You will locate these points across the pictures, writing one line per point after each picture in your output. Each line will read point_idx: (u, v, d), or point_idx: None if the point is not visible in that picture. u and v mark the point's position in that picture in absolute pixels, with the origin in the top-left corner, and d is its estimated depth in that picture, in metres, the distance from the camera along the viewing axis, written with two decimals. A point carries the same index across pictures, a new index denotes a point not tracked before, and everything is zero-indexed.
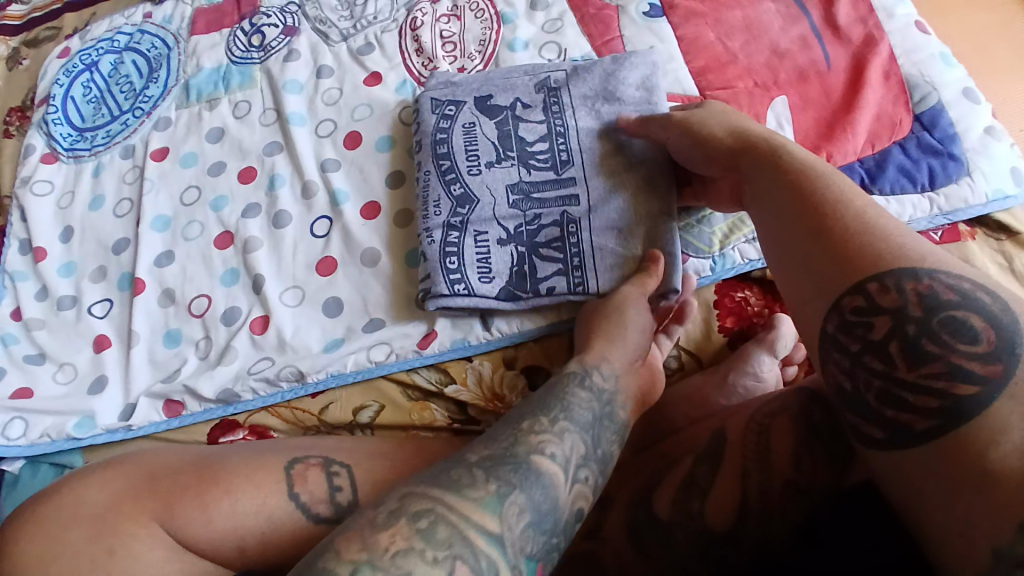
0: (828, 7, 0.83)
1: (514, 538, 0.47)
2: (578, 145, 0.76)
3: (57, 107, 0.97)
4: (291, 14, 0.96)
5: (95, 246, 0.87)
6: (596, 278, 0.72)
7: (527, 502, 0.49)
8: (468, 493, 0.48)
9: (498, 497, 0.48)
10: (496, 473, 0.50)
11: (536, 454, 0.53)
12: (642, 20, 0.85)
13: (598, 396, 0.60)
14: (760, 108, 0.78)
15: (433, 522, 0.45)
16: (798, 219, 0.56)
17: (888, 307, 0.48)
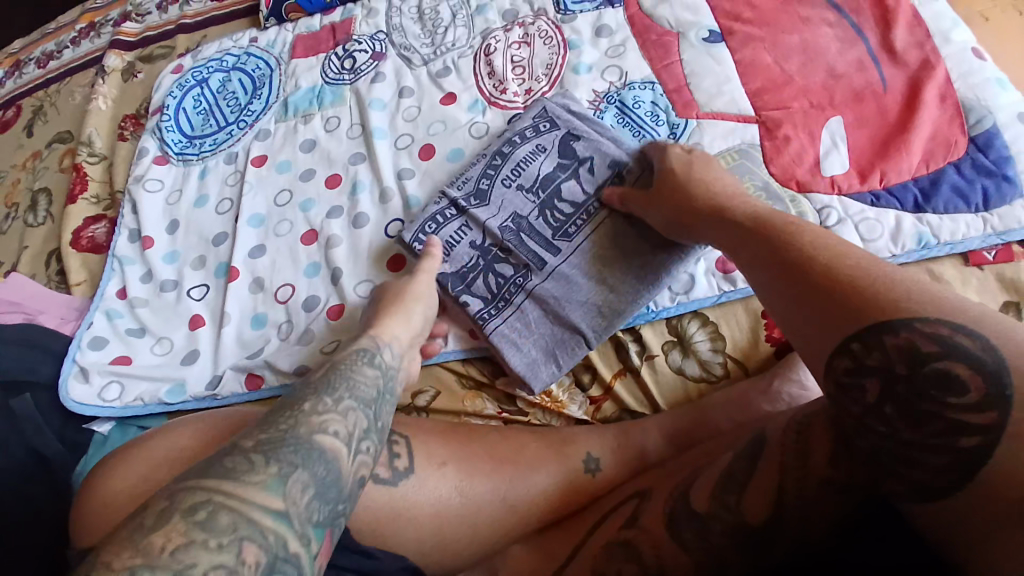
0: (886, 32, 0.85)
1: (300, 511, 0.47)
2: (584, 236, 0.81)
3: (170, 116, 1.10)
4: (379, 41, 1.07)
5: (197, 239, 0.99)
6: (498, 328, 0.78)
7: (311, 478, 0.49)
8: (246, 478, 0.46)
9: (280, 478, 0.47)
10: (277, 456, 0.48)
11: (318, 433, 0.51)
12: (701, 45, 0.90)
13: (382, 372, 0.62)
14: (814, 126, 0.81)
15: (213, 511, 0.43)
16: (790, 276, 0.58)
17: (876, 365, 0.49)
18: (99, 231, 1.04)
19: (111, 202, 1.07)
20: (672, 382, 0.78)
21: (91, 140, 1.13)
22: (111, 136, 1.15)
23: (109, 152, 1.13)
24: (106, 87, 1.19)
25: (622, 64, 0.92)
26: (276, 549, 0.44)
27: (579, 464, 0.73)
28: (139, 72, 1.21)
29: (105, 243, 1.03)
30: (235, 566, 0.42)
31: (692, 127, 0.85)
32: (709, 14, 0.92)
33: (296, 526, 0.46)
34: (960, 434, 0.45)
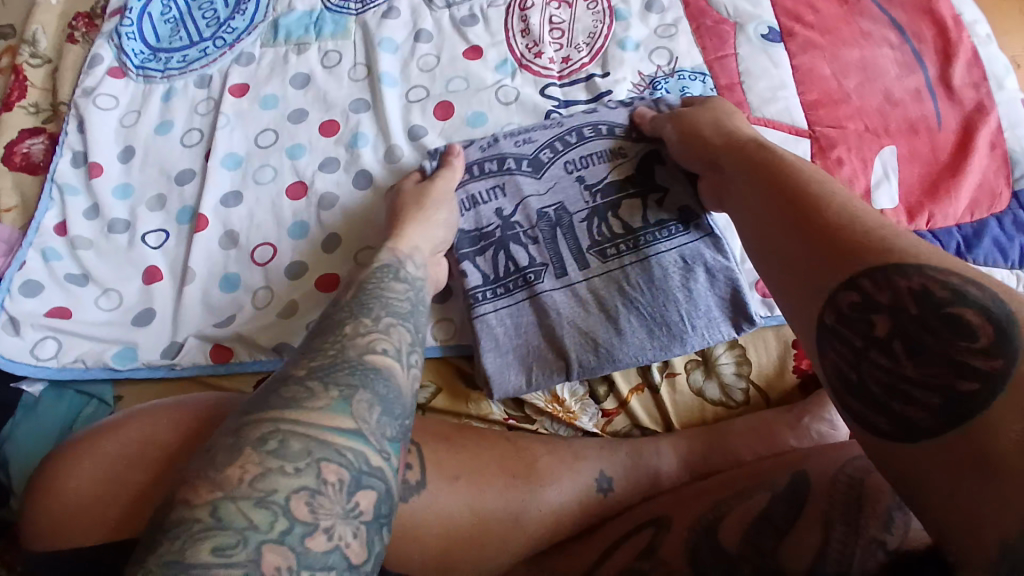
0: (945, 65, 0.82)
1: (373, 427, 0.46)
2: (622, 263, 0.71)
3: (133, 20, 0.92)
4: None
5: (156, 173, 0.84)
6: (487, 316, 0.70)
7: (373, 396, 0.48)
8: (310, 404, 0.45)
9: (343, 399, 0.46)
10: (335, 379, 0.47)
11: (367, 353, 0.51)
12: (759, 42, 0.83)
13: (410, 285, 0.61)
14: (867, 153, 0.77)
15: (283, 440, 0.44)
16: (793, 220, 0.54)
17: (883, 302, 0.44)
18: (38, 146, 0.88)
19: (53, 115, 0.90)
20: (689, 402, 0.74)
21: (35, 38, 0.95)
22: (60, 37, 0.96)
23: (55, 56, 0.95)
24: None
25: (671, 47, 0.84)
26: (358, 466, 0.44)
27: (591, 481, 0.69)
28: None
29: (41, 163, 0.86)
30: (318, 488, 0.42)
31: None
32: (769, 9, 0.85)
33: (373, 443, 0.46)
34: (961, 375, 0.40)
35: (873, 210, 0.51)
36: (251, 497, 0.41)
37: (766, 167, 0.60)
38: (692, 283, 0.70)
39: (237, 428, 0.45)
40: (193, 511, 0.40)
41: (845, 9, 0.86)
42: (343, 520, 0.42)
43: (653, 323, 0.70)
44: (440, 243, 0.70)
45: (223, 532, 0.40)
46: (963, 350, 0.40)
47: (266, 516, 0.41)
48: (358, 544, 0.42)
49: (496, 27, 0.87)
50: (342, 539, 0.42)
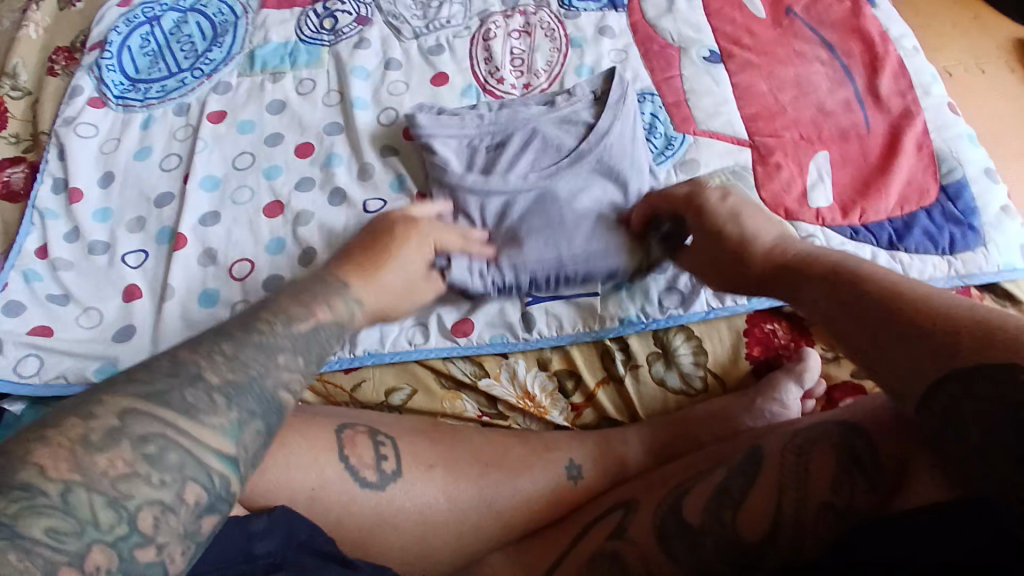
0: (872, 78, 0.91)
1: (249, 457, 0.45)
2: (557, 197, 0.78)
3: (113, 54, 0.97)
4: (364, 5, 0.99)
5: (136, 196, 0.87)
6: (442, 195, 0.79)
7: (261, 417, 0.46)
8: (204, 418, 0.44)
9: (237, 425, 0.45)
10: (240, 399, 0.45)
11: (279, 390, 0.48)
12: (701, 64, 0.92)
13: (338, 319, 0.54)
14: (803, 158, 0.84)
15: (162, 447, 0.42)
16: (902, 332, 0.48)
17: (967, 414, 0.42)
18: (19, 175, 0.91)
19: (33, 144, 0.94)
20: (653, 393, 0.78)
21: (16, 72, 0.99)
22: (40, 70, 1.00)
23: (36, 88, 0.99)
24: (38, 12, 1.05)
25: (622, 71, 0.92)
26: (218, 491, 0.43)
27: (561, 470, 0.72)
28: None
29: (22, 190, 0.89)
30: (172, 504, 0.41)
31: (688, 142, 0.86)
32: (709, 35, 0.94)
33: (239, 470, 0.45)
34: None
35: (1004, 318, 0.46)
36: (106, 494, 0.39)
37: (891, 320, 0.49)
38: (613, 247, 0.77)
39: (101, 403, 0.42)
40: (44, 482, 0.38)
41: (779, 32, 0.95)
42: (181, 539, 0.42)
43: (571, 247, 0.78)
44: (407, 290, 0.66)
45: (60, 515, 0.38)
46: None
47: (112, 517, 0.39)
48: (184, 560, 0.42)
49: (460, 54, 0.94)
50: (170, 554, 0.41)
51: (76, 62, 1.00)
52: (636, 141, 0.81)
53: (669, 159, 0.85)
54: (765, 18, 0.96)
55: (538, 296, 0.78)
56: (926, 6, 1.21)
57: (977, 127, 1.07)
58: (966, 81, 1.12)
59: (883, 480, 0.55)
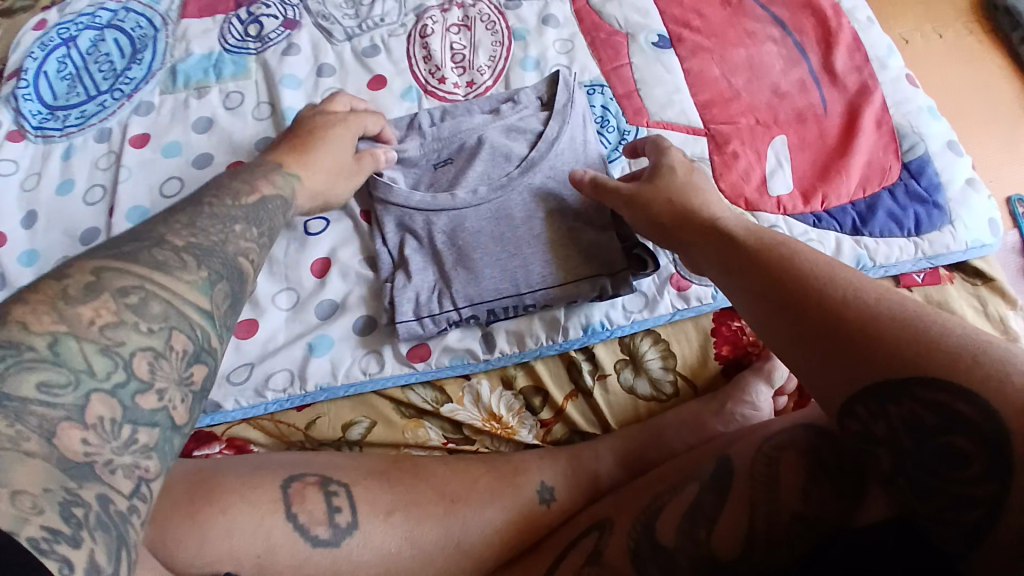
0: (826, 54, 0.88)
1: (223, 314, 0.49)
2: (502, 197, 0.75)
3: (29, 81, 0.90)
4: (291, 7, 0.93)
5: (63, 234, 0.81)
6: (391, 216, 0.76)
7: (232, 290, 0.51)
8: (177, 274, 0.48)
9: (208, 282, 0.49)
10: (207, 262, 0.50)
11: (242, 255, 0.53)
12: (651, 49, 0.88)
13: (236, 296, 0.51)
14: (760, 145, 0.81)
15: (144, 298, 0.45)
16: (818, 348, 0.50)
17: (881, 435, 0.46)
18: None
19: None
20: (623, 402, 0.75)
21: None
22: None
23: None
24: None
25: (569, 63, 0.87)
26: (201, 342, 0.47)
27: (533, 494, 0.69)
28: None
29: None
30: (163, 351, 0.44)
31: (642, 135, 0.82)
32: (656, 18, 0.90)
33: (218, 326, 0.49)
34: (963, 508, 0.41)
35: (904, 309, 0.47)
36: (97, 341, 0.42)
37: (802, 324, 0.52)
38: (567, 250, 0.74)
39: (74, 266, 0.45)
40: (29, 336, 0.40)
41: (729, 10, 0.91)
42: (177, 385, 0.45)
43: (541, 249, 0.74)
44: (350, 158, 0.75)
45: (53, 367, 0.40)
46: (960, 483, 0.41)
47: (108, 363, 0.42)
48: (185, 407, 0.45)
49: (398, 56, 0.89)
50: (172, 401, 0.44)
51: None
52: (587, 143, 0.79)
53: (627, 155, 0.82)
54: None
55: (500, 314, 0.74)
56: None
57: (936, 96, 1.04)
58: (922, 47, 1.09)
59: (849, 489, 0.53)
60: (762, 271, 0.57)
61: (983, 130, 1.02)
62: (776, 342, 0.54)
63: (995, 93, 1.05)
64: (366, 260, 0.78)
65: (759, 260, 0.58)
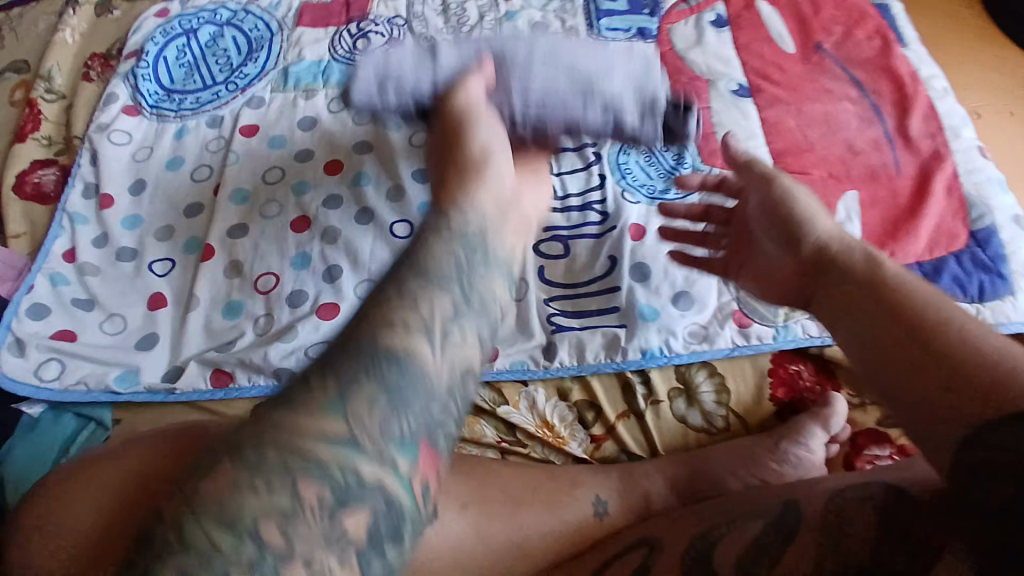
0: (901, 118, 0.91)
1: (370, 432, 0.36)
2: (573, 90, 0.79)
3: (149, 64, 1.00)
4: (396, 27, 1.01)
5: (167, 207, 0.88)
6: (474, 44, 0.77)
7: (383, 388, 0.37)
8: (305, 423, 0.35)
9: (341, 396, 0.36)
10: (338, 367, 0.37)
11: (388, 334, 0.38)
12: (729, 96, 0.92)
13: (467, 235, 0.44)
14: (830, 197, 0.84)
15: (233, 483, 0.33)
16: (921, 373, 0.44)
17: (980, 465, 0.39)
18: (48, 177, 0.93)
19: (66, 149, 0.97)
20: (673, 429, 0.76)
21: (51, 75, 1.03)
22: (74, 73, 1.05)
23: (71, 93, 1.03)
24: (75, 19, 1.10)
25: None
26: (347, 481, 0.35)
27: (587, 508, 0.69)
28: (115, 8, 1.12)
29: (51, 193, 0.91)
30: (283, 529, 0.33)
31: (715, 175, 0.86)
32: (738, 68, 0.95)
33: (370, 445, 0.36)
34: None
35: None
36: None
37: (904, 345, 0.46)
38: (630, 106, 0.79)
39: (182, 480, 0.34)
40: None
41: (808, 67, 0.95)
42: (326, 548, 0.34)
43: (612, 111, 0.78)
44: (513, 195, 0.50)
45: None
46: None
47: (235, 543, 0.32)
48: (377, 456, 0.36)
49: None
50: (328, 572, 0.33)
51: (110, 69, 1.04)
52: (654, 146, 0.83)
53: (698, 192, 0.85)
54: (794, 53, 0.96)
55: (563, 325, 0.76)
56: (958, 45, 1.20)
57: (1004, 169, 1.05)
58: (996, 121, 1.11)
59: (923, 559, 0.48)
60: (878, 287, 0.50)
61: None
62: (881, 358, 0.47)
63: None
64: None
65: (876, 275, 0.51)
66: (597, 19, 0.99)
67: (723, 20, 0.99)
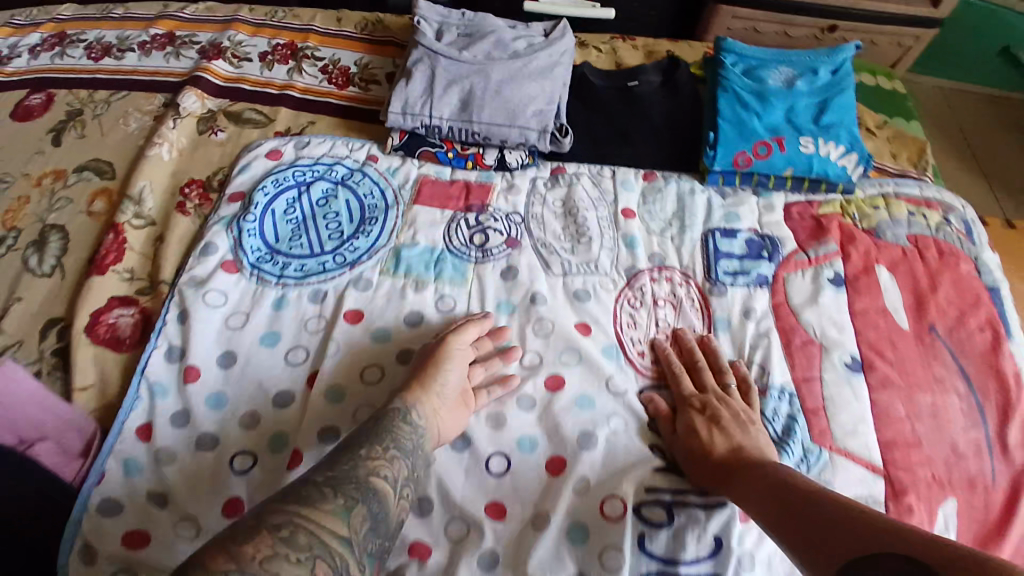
0: (1004, 425, 0.89)
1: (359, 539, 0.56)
2: (544, 236, 1.00)
3: (256, 217, 1.00)
4: (515, 225, 1.01)
5: (254, 387, 0.85)
6: (537, 211, 1.03)
7: (368, 512, 0.58)
8: (320, 504, 0.55)
9: (345, 509, 0.57)
10: (342, 488, 0.58)
11: (372, 475, 0.62)
12: (842, 369, 0.91)
13: (415, 429, 0.71)
14: (934, 503, 0.83)
15: (293, 529, 0.53)
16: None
17: None
18: (126, 320, 0.91)
19: (150, 288, 0.95)
20: None
21: (142, 198, 1.02)
22: (166, 200, 1.04)
23: (160, 220, 1.02)
24: (176, 134, 1.10)
25: (762, 360, 0.90)
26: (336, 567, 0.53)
27: None
28: (219, 128, 1.13)
29: (126, 339, 0.90)
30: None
31: (824, 458, 0.85)
32: (852, 339, 0.93)
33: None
34: None
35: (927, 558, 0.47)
36: None
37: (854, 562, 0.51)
38: (592, 241, 0.99)
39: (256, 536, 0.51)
40: None
41: (920, 349, 0.93)
42: None
43: (576, 239, 1.00)
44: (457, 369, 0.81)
45: None
46: None
47: None
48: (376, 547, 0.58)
49: (609, 306, 0.93)
50: None
51: (207, 202, 1.04)
52: (547, 223, 1.02)
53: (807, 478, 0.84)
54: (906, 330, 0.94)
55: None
56: None
57: None
58: None
59: None
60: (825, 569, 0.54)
61: None
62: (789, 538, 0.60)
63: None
64: (534, 522, 0.77)
65: (834, 519, 0.57)
66: (716, 262, 0.98)
67: (841, 279, 0.98)
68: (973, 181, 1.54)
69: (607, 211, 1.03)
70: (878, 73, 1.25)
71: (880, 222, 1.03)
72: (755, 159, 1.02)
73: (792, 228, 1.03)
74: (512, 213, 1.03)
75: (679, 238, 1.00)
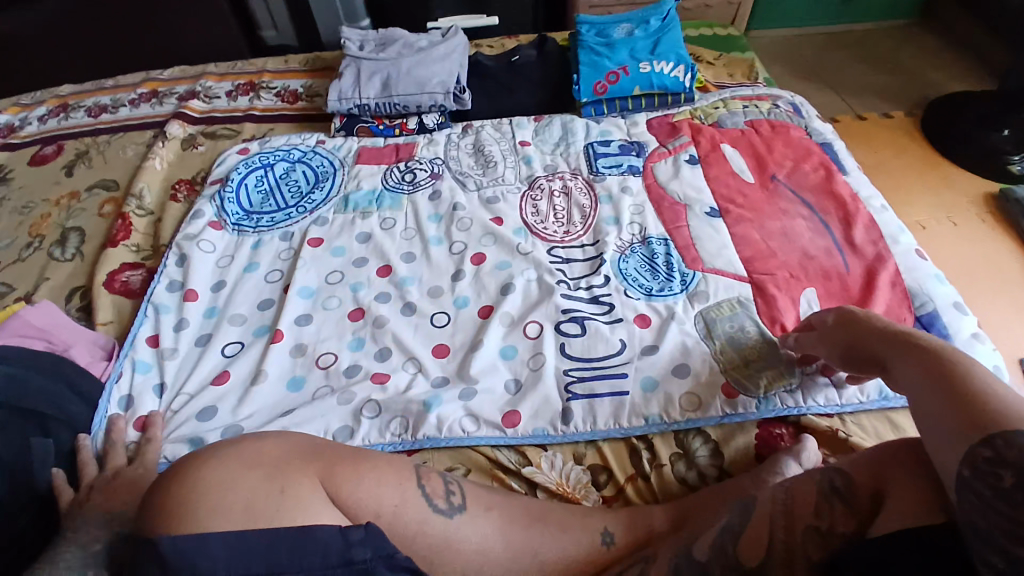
0: (847, 230, 1.10)
1: None
2: (460, 168, 1.25)
3: (233, 189, 1.24)
4: (437, 164, 1.26)
5: (241, 300, 1.06)
6: (454, 152, 1.29)
7: None
8: None
9: None
10: None
11: None
12: (704, 216, 1.13)
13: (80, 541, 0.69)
14: (794, 292, 1.02)
15: None
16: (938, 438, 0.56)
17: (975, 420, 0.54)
18: (136, 277, 1.13)
19: (152, 254, 1.18)
20: (674, 487, 0.86)
21: (142, 194, 1.27)
22: (162, 194, 1.29)
23: (157, 209, 1.26)
24: (165, 151, 1.36)
25: (642, 219, 1.13)
26: None
27: (597, 536, 0.80)
28: (200, 144, 1.39)
29: (136, 289, 1.11)
30: None
31: (698, 277, 1.04)
32: (709, 194, 1.16)
33: None
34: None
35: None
36: None
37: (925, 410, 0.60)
38: (498, 164, 1.25)
39: None
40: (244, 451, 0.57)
41: (766, 192, 1.16)
42: None
43: (485, 165, 1.25)
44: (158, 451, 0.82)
45: None
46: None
47: None
48: None
49: (518, 204, 1.17)
50: None
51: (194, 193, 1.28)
52: (461, 159, 1.27)
53: (686, 292, 1.03)
54: (752, 182, 1.18)
55: (578, 393, 0.92)
56: (898, 175, 1.56)
57: (945, 269, 1.34)
58: (935, 233, 1.42)
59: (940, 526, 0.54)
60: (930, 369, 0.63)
61: (982, 301, 1.28)
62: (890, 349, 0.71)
63: (970, 287, 1.31)
64: (469, 351, 0.97)
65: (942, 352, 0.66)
66: (596, 161, 1.23)
67: (696, 159, 1.22)
68: (827, 95, 1.84)
69: (508, 144, 1.29)
70: (716, 28, 1.57)
71: (721, 116, 1.30)
72: (608, 84, 1.32)
73: (653, 134, 1.28)
74: (433, 156, 1.28)
75: (567, 152, 1.26)
